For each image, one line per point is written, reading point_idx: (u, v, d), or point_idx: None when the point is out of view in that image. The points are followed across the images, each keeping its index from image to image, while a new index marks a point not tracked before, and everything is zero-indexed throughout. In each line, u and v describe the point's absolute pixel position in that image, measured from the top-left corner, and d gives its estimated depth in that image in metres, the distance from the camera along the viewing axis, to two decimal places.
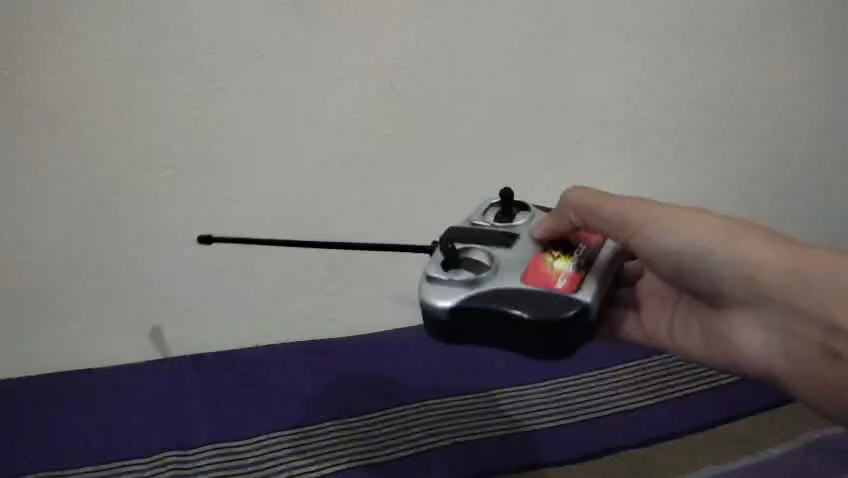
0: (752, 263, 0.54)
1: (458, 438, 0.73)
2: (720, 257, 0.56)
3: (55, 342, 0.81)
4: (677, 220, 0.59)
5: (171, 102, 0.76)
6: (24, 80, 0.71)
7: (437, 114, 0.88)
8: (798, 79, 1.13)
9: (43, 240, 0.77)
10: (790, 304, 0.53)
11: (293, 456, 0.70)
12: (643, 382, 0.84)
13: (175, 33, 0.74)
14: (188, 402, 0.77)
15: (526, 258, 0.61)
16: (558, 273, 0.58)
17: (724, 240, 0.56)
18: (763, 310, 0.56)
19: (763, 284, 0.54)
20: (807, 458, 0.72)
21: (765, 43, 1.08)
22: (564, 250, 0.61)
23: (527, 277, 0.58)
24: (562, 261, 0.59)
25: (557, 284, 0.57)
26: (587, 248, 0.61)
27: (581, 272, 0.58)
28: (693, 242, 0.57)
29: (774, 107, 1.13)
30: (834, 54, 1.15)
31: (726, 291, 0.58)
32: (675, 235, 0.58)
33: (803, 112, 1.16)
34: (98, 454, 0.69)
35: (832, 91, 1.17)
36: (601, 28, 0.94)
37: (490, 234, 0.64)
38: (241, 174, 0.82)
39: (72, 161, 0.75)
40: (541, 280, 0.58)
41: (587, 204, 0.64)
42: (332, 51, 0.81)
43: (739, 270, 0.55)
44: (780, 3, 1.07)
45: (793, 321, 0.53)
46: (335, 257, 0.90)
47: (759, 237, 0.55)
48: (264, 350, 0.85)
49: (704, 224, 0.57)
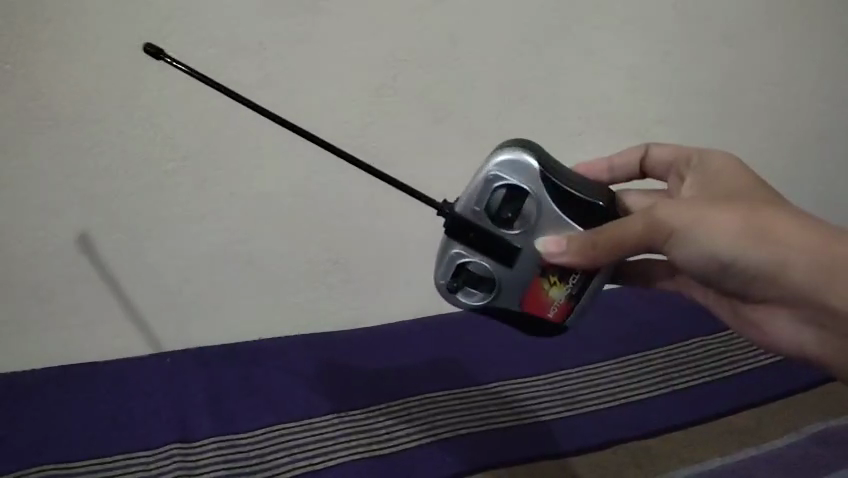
0: (781, 263, 0.55)
1: (458, 431, 0.73)
2: (748, 257, 0.56)
3: (55, 337, 0.80)
4: (691, 222, 0.57)
5: (172, 96, 0.75)
6: (23, 76, 0.69)
7: (440, 107, 0.88)
8: (792, 75, 1.15)
9: (45, 236, 0.76)
10: (819, 298, 0.55)
11: (297, 449, 0.70)
12: (646, 374, 0.83)
13: (177, 26, 0.73)
14: (191, 397, 0.76)
15: (529, 282, 0.62)
16: (552, 304, 0.63)
17: (745, 242, 0.56)
18: (790, 300, 0.58)
19: (792, 279, 0.56)
20: (810, 448, 0.73)
21: (761, 41, 1.09)
22: (560, 274, 0.62)
23: (524, 303, 0.63)
24: (558, 290, 0.63)
25: (549, 315, 0.64)
26: (584, 272, 0.62)
27: (572, 302, 0.63)
28: (711, 246, 0.57)
29: (768, 103, 1.15)
30: (828, 50, 1.17)
31: (749, 282, 0.59)
32: (693, 242, 0.57)
33: (797, 106, 1.18)
34: (100, 448, 0.69)
35: (824, 86, 1.19)
36: (602, 25, 0.94)
37: (492, 245, 0.61)
38: (245, 167, 0.81)
39: (72, 157, 0.74)
40: (535, 307, 0.64)
41: (605, 243, 0.58)
42: (338, 42, 0.80)
43: (765, 267, 0.56)
44: (778, 3, 1.08)
45: (821, 313, 0.56)
46: (338, 251, 0.90)
47: (782, 233, 0.55)
48: (266, 341, 0.85)
49: (720, 229, 0.56)
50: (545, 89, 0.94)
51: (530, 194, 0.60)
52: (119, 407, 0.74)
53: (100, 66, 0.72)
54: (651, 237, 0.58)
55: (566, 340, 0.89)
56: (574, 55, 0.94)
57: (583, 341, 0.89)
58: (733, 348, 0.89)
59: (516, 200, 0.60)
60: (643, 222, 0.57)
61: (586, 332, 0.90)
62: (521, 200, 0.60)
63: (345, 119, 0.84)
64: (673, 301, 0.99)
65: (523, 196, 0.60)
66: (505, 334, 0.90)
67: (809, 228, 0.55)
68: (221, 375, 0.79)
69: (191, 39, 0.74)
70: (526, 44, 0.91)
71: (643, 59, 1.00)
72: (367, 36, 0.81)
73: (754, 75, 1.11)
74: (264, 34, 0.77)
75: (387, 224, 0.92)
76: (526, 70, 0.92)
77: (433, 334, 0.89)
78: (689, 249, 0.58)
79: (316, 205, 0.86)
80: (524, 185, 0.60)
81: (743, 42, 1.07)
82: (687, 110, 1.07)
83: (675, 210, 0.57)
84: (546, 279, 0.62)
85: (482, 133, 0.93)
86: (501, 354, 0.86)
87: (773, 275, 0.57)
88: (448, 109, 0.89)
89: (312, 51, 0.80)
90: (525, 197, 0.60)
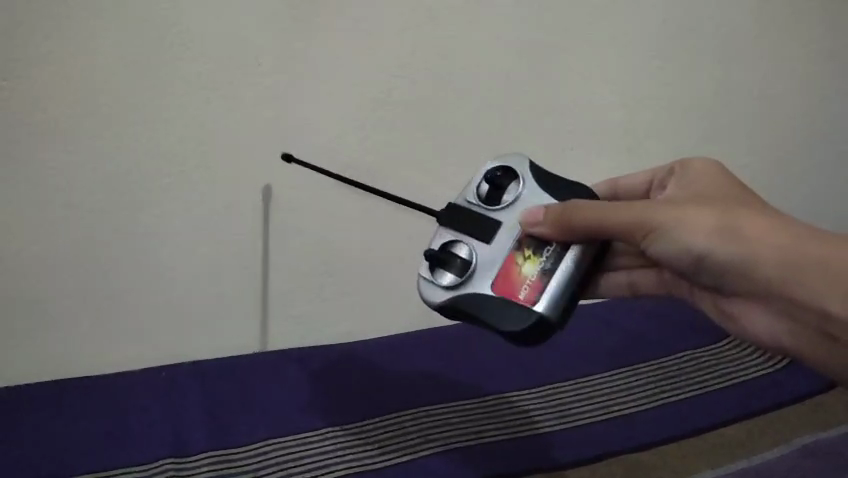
0: (750, 258, 0.57)
1: (452, 445, 0.73)
2: (721, 253, 0.58)
3: (50, 350, 0.80)
4: (670, 219, 0.60)
5: (169, 111, 0.76)
6: (21, 90, 0.70)
7: (434, 122, 0.89)
8: (781, 90, 1.17)
9: (43, 250, 0.76)
10: (786, 294, 0.57)
11: (293, 464, 0.70)
12: (638, 386, 0.84)
13: (174, 41, 0.74)
14: (187, 411, 0.76)
15: (504, 256, 0.63)
16: (523, 280, 0.61)
17: (719, 239, 0.58)
18: (763, 295, 0.60)
19: (762, 275, 0.58)
20: (801, 460, 0.74)
21: (749, 56, 1.11)
22: (535, 248, 0.63)
23: (495, 284, 0.62)
24: (531, 265, 0.62)
25: (520, 296, 0.61)
26: (559, 245, 0.62)
27: (545, 277, 0.61)
28: (689, 242, 0.59)
29: (758, 116, 1.16)
30: (814, 66, 1.19)
31: (726, 279, 0.61)
32: (672, 238, 0.60)
33: (787, 121, 1.20)
34: (96, 462, 0.69)
35: (812, 102, 1.21)
36: (594, 40, 0.96)
37: (476, 222, 0.65)
38: (241, 180, 0.82)
39: (68, 171, 0.74)
40: (506, 285, 0.62)
41: (581, 223, 0.60)
42: (334, 57, 0.81)
43: (738, 263, 0.58)
44: (765, 19, 1.10)
45: (790, 307, 0.58)
46: (333, 264, 0.91)
47: (754, 231, 0.57)
48: (260, 354, 0.86)
49: (696, 227, 0.59)
50: (539, 103, 0.96)
51: (516, 177, 0.66)
52: (115, 423, 0.74)
53: (98, 81, 0.72)
54: (633, 232, 0.61)
55: (556, 353, 0.90)
56: (568, 69, 0.96)
57: (574, 354, 0.90)
58: (722, 358, 0.90)
59: (503, 182, 0.66)
60: (626, 215, 0.60)
61: (576, 344, 0.92)
62: (507, 182, 0.66)
63: (341, 133, 0.85)
64: (661, 313, 1.00)
65: (509, 180, 0.66)
66: (498, 346, 0.90)
67: (781, 226, 0.57)
68: (216, 389, 0.80)
69: (189, 54, 0.75)
70: (520, 59, 0.92)
71: (635, 72, 1.02)
72: (363, 50, 0.82)
73: (744, 88, 1.13)
74: (261, 49, 0.78)
75: (382, 237, 0.92)
76: (521, 84, 0.93)
77: (426, 348, 0.89)
78: (669, 245, 0.61)
79: (311, 218, 0.87)
80: (510, 169, 0.67)
81: (733, 55, 1.09)
82: (679, 122, 1.09)
83: (657, 208, 0.60)
84: (520, 253, 0.63)
85: (476, 147, 0.94)
86: (494, 366, 0.86)
87: (746, 272, 0.59)
88: (442, 122, 0.90)
89: (310, 66, 0.80)
90: (511, 180, 0.66)
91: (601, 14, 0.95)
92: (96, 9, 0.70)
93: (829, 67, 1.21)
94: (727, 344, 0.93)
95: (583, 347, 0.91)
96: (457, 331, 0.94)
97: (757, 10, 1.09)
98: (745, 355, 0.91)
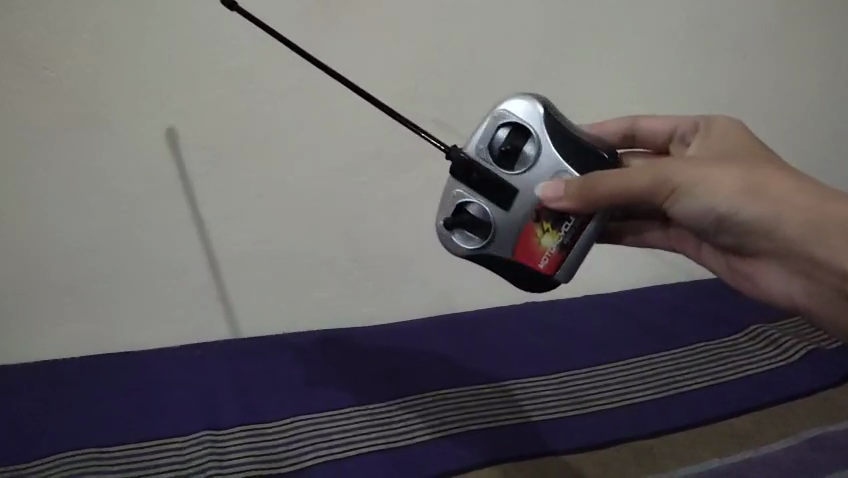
0: (773, 218, 0.56)
1: (469, 426, 0.76)
2: (744, 213, 0.57)
3: (89, 328, 0.85)
4: (693, 179, 0.58)
5: (202, 103, 0.79)
6: (66, 83, 0.74)
7: (457, 114, 0.92)
8: (795, 83, 1.19)
9: (87, 237, 0.81)
10: (806, 254, 0.56)
11: (317, 440, 0.74)
12: (649, 378, 0.86)
13: (208, 36, 0.77)
14: (218, 389, 0.81)
15: (522, 225, 0.62)
16: (543, 252, 0.62)
17: (743, 199, 0.57)
18: (780, 254, 0.59)
19: (784, 235, 0.56)
20: (807, 452, 0.76)
21: (764, 51, 1.13)
22: (553, 221, 0.62)
23: (516, 251, 0.62)
24: (550, 238, 0.62)
25: (539, 265, 0.62)
26: (578, 218, 0.61)
27: (564, 251, 0.62)
28: (712, 202, 0.58)
29: (772, 111, 1.18)
30: (827, 60, 1.21)
31: (745, 239, 0.60)
32: (694, 198, 0.58)
33: (801, 115, 1.22)
34: (133, 434, 0.73)
35: (825, 95, 1.23)
36: (612, 35, 0.98)
37: (490, 184, 0.62)
38: (271, 169, 0.85)
39: (109, 158, 0.78)
40: (527, 254, 0.62)
41: (604, 190, 0.58)
42: (359, 52, 0.84)
43: (762, 222, 0.57)
44: (781, 15, 1.12)
45: (810, 268, 0.57)
46: (356, 250, 0.94)
47: (777, 189, 0.56)
48: (286, 336, 0.90)
49: (720, 187, 0.57)
50: (559, 98, 0.98)
51: (531, 135, 0.61)
52: (152, 398, 0.79)
53: (139, 77, 0.76)
54: (654, 193, 0.58)
55: (573, 344, 0.92)
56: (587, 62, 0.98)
57: (592, 345, 0.92)
58: (734, 353, 0.92)
59: (517, 142, 0.62)
60: (646, 176, 0.58)
61: (592, 335, 0.95)
62: (521, 142, 0.62)
63: (365, 127, 0.88)
64: (676, 307, 1.03)
65: (525, 137, 0.62)
66: (516, 336, 0.94)
67: (806, 187, 0.56)
68: (246, 368, 0.84)
69: (222, 48, 0.78)
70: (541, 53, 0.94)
71: (655, 66, 1.04)
72: (391, 49, 0.85)
73: (761, 82, 1.14)
74: (291, 44, 0.80)
75: (402, 226, 0.96)
76: (541, 82, 0.96)
77: (447, 335, 0.93)
78: (691, 205, 0.59)
79: (336, 206, 0.90)
80: (525, 124, 0.61)
81: (750, 50, 1.11)
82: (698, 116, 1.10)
83: (679, 166, 0.58)
84: (539, 224, 0.62)
85: None
86: (512, 355, 0.89)
87: (766, 231, 0.58)
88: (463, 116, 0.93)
89: (338, 61, 0.83)
90: (526, 139, 0.62)
91: (620, 11, 0.97)
92: (135, 6, 0.74)
93: (839, 63, 1.23)
94: (741, 339, 0.95)
95: (598, 340, 0.93)
96: (477, 318, 0.97)
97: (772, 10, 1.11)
98: (757, 348, 0.93)
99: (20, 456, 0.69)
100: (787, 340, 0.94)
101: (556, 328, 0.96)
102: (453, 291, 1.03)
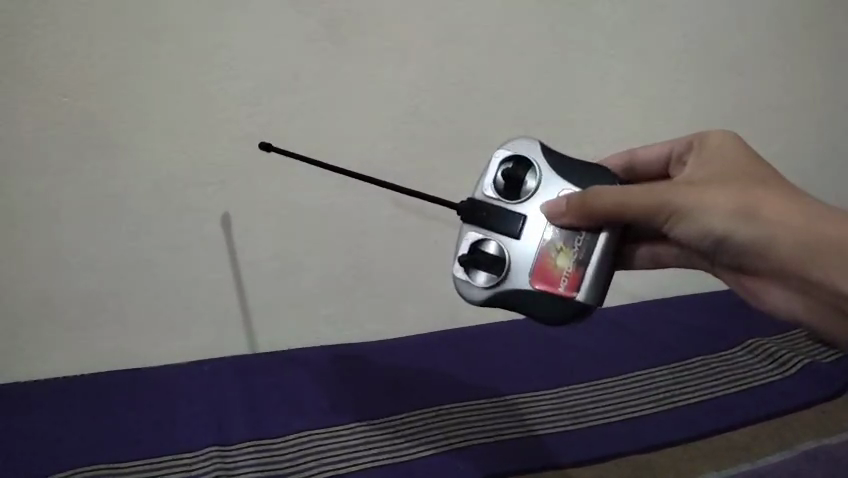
0: (768, 238, 0.58)
1: (472, 440, 0.78)
2: (741, 233, 0.59)
3: (101, 345, 0.86)
4: (688, 201, 0.60)
5: (212, 125, 0.82)
6: (81, 106, 0.76)
7: (459, 133, 0.94)
8: (791, 98, 1.21)
9: (98, 254, 0.82)
10: (804, 273, 0.57)
11: (324, 454, 0.76)
12: (649, 391, 0.88)
13: (218, 60, 0.80)
14: (228, 405, 0.82)
15: (536, 251, 0.64)
16: (560, 273, 0.63)
17: (738, 221, 0.58)
18: (779, 273, 0.60)
19: (781, 255, 0.58)
20: (802, 464, 0.77)
21: (760, 68, 1.15)
22: (565, 239, 0.63)
23: (533, 278, 0.63)
24: (565, 257, 0.63)
25: (559, 289, 0.63)
26: (589, 233, 0.63)
27: (580, 269, 0.63)
28: (707, 222, 0.59)
29: (768, 126, 1.20)
30: (821, 76, 1.23)
31: (744, 258, 0.61)
32: (690, 218, 0.60)
33: (797, 130, 1.24)
34: (145, 450, 0.75)
35: (821, 111, 1.26)
36: (609, 54, 1.01)
37: (499, 219, 0.65)
38: (277, 189, 0.87)
39: (120, 178, 0.80)
40: (544, 280, 0.63)
41: (604, 209, 0.60)
42: (364, 74, 0.87)
43: (757, 243, 0.59)
44: (775, 33, 1.14)
45: (809, 286, 0.58)
46: (361, 266, 0.96)
47: (771, 210, 0.57)
48: (292, 352, 0.92)
49: (715, 209, 0.59)
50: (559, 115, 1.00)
51: (531, 165, 0.65)
52: (161, 414, 0.80)
53: (150, 97, 0.78)
54: (651, 214, 0.61)
55: (575, 358, 0.94)
56: (586, 81, 1.00)
57: (594, 359, 0.94)
58: (733, 366, 0.93)
59: (519, 174, 0.65)
60: (644, 198, 0.60)
61: (593, 350, 0.96)
62: (523, 172, 0.65)
63: (369, 146, 0.90)
64: (673, 321, 1.05)
65: (526, 167, 0.66)
66: (518, 350, 0.96)
67: (802, 206, 0.57)
68: (254, 384, 0.86)
69: (233, 72, 0.81)
70: (541, 73, 0.97)
71: (651, 83, 1.06)
72: (395, 69, 0.88)
73: (756, 97, 1.17)
74: (299, 67, 0.83)
75: (407, 243, 0.98)
76: (541, 100, 0.98)
77: (450, 350, 0.95)
78: (685, 226, 0.61)
79: (342, 223, 0.93)
80: (523, 157, 0.66)
81: (745, 67, 1.14)
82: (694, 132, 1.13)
83: (675, 191, 0.60)
84: (552, 247, 0.63)
85: None
86: (517, 370, 0.91)
87: (766, 251, 0.59)
88: (466, 134, 0.95)
89: (343, 82, 0.86)
90: (527, 169, 0.66)
91: (618, 31, 1.00)
92: (147, 32, 0.76)
93: (833, 80, 1.25)
94: (738, 352, 0.97)
95: (600, 354, 0.95)
96: (481, 332, 0.99)
97: (768, 25, 1.13)
98: (755, 362, 0.94)
99: (34, 469, 0.71)
100: (785, 354, 0.96)
101: (558, 342, 0.98)
102: (456, 305, 1.05)
